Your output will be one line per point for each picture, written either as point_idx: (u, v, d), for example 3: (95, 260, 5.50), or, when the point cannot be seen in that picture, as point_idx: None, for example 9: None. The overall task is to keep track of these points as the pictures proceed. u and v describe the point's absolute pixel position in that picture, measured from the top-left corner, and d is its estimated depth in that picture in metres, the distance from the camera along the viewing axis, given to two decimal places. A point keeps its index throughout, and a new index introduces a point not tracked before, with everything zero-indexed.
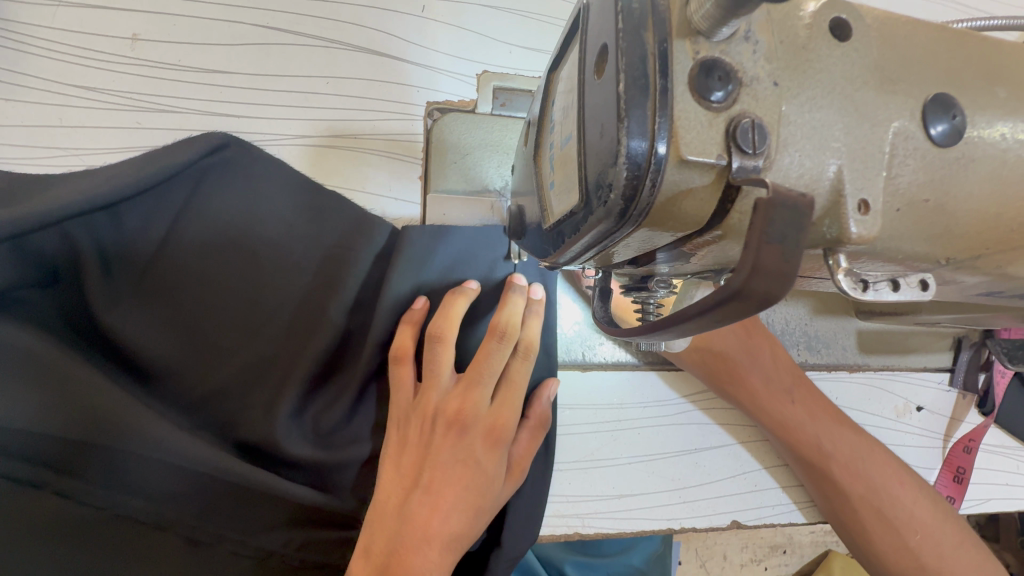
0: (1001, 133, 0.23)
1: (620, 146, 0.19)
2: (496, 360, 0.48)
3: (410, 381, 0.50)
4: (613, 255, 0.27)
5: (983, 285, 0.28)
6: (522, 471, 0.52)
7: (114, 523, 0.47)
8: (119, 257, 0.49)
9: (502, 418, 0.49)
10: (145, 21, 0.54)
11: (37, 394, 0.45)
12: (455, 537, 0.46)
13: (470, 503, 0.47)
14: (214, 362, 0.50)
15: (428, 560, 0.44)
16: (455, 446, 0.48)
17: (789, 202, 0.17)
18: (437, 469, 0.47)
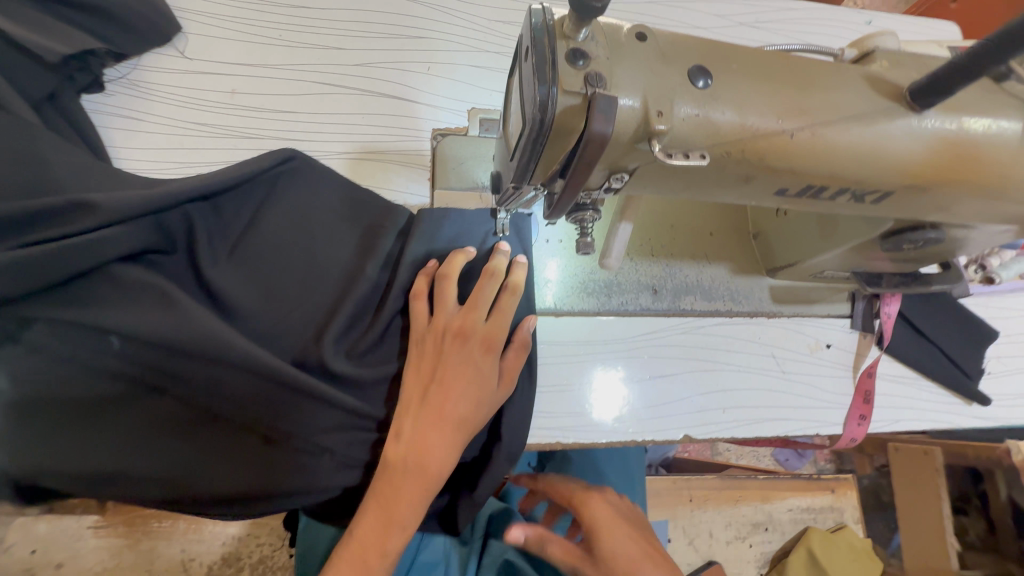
0: (739, 84, 0.45)
1: (536, 91, 0.41)
2: (486, 292, 0.68)
3: (427, 313, 0.69)
4: (548, 168, 0.47)
5: (763, 178, 0.49)
6: (513, 378, 0.69)
7: (216, 421, 0.64)
8: (217, 235, 0.69)
9: (495, 334, 0.67)
10: (240, 81, 0.78)
11: (164, 322, 0.62)
12: (462, 418, 0.64)
13: (473, 396, 0.65)
14: (282, 309, 0.69)
15: (444, 435, 0.63)
16: (460, 353, 0.66)
17: (606, 98, 0.39)
18: (448, 369, 0.65)
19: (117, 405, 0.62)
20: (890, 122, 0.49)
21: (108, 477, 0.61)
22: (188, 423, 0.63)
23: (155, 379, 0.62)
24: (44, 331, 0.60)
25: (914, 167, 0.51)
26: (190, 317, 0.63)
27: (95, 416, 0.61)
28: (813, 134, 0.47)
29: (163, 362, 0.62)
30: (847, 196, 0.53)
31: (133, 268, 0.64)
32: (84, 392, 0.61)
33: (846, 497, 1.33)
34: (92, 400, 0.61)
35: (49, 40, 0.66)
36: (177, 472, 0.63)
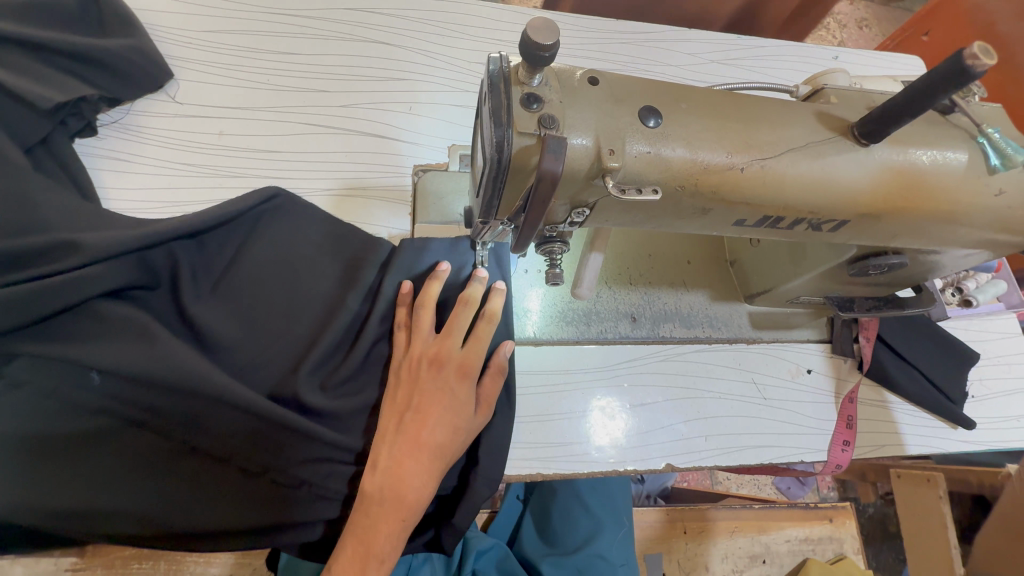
0: (688, 120, 0.48)
1: (492, 133, 0.43)
2: (462, 320, 0.70)
3: (406, 342, 0.71)
4: (508, 204, 0.49)
5: (719, 210, 0.51)
6: (490, 405, 0.70)
7: (191, 456, 0.64)
8: (201, 271, 0.71)
9: (471, 360, 0.68)
10: (228, 123, 0.81)
11: (142, 356, 0.63)
12: (439, 445, 0.64)
13: (450, 422, 0.65)
14: (262, 343, 0.70)
15: (420, 462, 0.63)
16: (436, 379, 0.67)
17: (558, 138, 0.41)
18: (424, 395, 0.66)
19: (94, 441, 0.62)
20: (838, 154, 0.51)
21: (87, 510, 0.62)
22: (164, 458, 0.63)
23: (133, 414, 0.62)
24: (25, 367, 0.62)
25: (865, 196, 0.53)
26: (168, 351, 0.64)
27: (72, 452, 0.62)
28: (763, 168, 0.49)
29: (142, 397, 0.62)
30: (805, 225, 0.55)
31: (118, 304, 0.65)
32: (62, 427, 0.61)
33: (845, 526, 1.30)
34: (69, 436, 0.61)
35: (45, 89, 0.69)
36: (155, 506, 0.63)
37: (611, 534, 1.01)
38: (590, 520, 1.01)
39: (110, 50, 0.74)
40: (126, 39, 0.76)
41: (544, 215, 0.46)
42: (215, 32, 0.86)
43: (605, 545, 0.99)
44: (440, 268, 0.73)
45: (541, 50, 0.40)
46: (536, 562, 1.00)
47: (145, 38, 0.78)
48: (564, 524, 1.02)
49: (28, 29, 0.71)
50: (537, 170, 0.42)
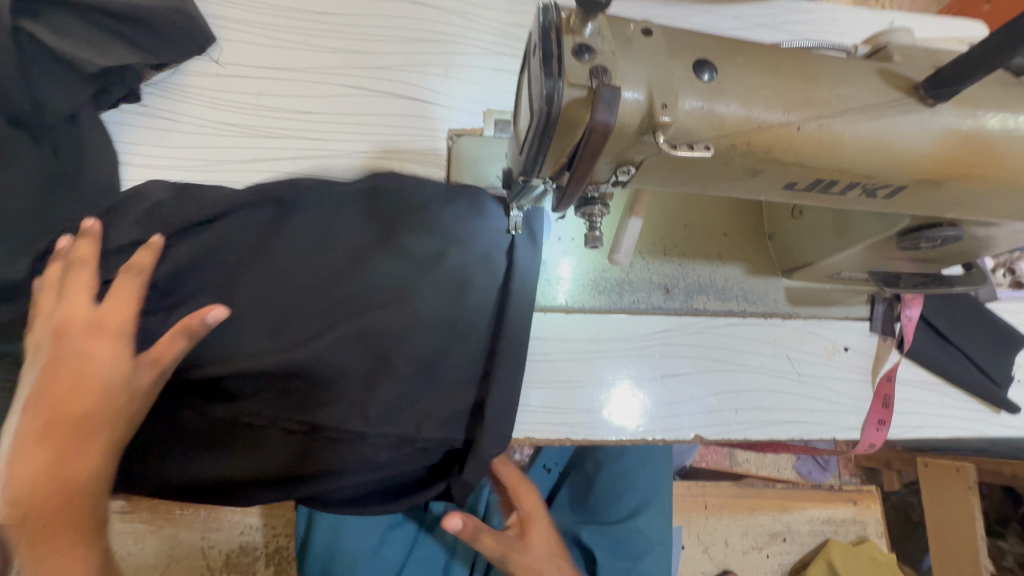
0: (743, 76, 0.46)
1: (542, 85, 0.42)
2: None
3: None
4: (552, 160, 0.48)
5: (770, 171, 0.49)
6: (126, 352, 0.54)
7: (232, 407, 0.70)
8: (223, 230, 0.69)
9: (167, 352, 0.54)
10: (266, 84, 0.81)
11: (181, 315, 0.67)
12: (60, 419, 0.50)
13: (92, 388, 0.52)
14: (293, 305, 0.70)
15: (67, 443, 0.50)
16: (62, 343, 0.53)
17: (610, 90, 0.40)
18: (61, 362, 0.52)
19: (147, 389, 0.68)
20: (900, 115, 0.49)
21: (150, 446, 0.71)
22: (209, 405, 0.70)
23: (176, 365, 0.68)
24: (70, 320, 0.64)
25: (926, 161, 0.51)
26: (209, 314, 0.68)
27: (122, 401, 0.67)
28: (819, 127, 0.47)
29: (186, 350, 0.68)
30: (858, 190, 0.53)
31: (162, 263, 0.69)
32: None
33: (869, 509, 1.29)
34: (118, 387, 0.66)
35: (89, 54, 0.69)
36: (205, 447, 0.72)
37: (653, 510, 1.02)
38: (633, 495, 1.03)
39: (153, 13, 0.73)
40: (169, 0, 0.75)
41: (590, 172, 0.45)
42: None
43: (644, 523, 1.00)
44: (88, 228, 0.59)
45: None
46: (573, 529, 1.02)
47: (191, 4, 0.77)
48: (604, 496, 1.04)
49: None
50: (588, 123, 0.41)
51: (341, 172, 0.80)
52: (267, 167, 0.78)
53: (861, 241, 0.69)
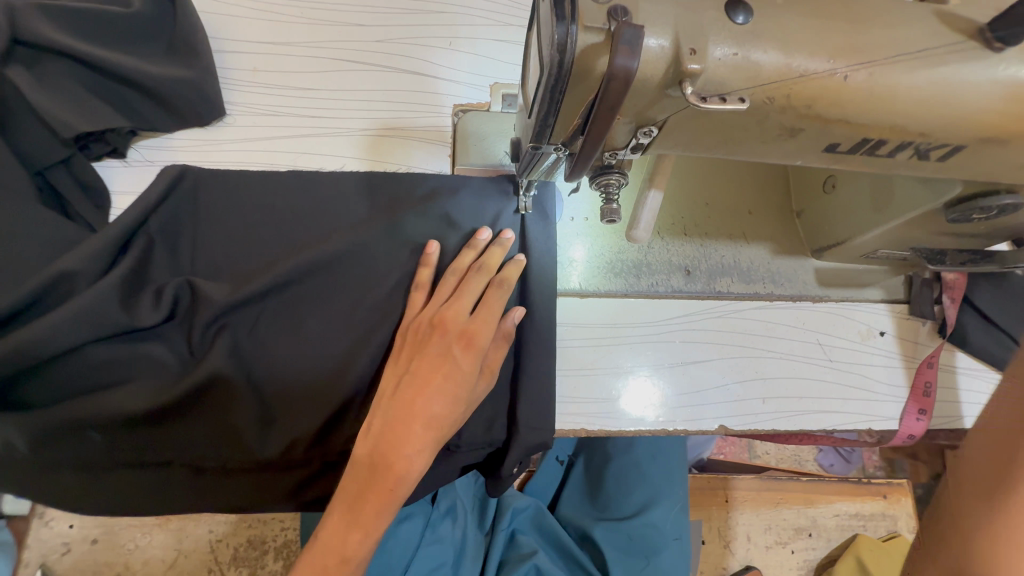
0: (781, 19, 0.40)
1: (553, 31, 0.37)
2: (474, 286, 0.64)
3: (421, 303, 0.65)
4: (564, 120, 0.43)
5: (811, 130, 0.44)
6: (493, 371, 0.64)
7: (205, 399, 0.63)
8: (223, 233, 0.67)
9: None
10: (260, 59, 0.77)
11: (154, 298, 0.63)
12: (434, 417, 0.56)
13: (450, 395, 0.57)
14: (291, 306, 0.65)
15: (414, 433, 0.55)
16: (440, 342, 0.60)
17: (631, 29, 0.35)
18: (425, 359, 0.59)
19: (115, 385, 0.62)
20: (961, 63, 0.43)
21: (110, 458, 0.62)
22: (195, 415, 0.63)
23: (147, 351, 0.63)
24: (39, 335, 0.58)
25: (990, 116, 0.45)
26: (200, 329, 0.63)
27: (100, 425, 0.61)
28: (870, 76, 0.41)
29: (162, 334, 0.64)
30: (910, 151, 0.47)
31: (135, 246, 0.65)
32: (89, 403, 0.61)
33: (900, 503, 1.23)
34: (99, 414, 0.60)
35: (81, 69, 0.66)
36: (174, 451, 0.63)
37: (670, 502, 0.98)
38: (648, 488, 0.99)
39: (161, 81, 0.68)
40: (182, 71, 0.69)
41: (607, 131, 0.40)
42: None
43: (655, 521, 0.95)
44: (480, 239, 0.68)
45: None
46: (588, 526, 0.99)
47: (204, 45, 0.71)
48: (617, 488, 1.00)
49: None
50: (606, 71, 0.36)
51: (341, 151, 0.75)
52: (264, 146, 0.74)
53: (906, 214, 0.63)
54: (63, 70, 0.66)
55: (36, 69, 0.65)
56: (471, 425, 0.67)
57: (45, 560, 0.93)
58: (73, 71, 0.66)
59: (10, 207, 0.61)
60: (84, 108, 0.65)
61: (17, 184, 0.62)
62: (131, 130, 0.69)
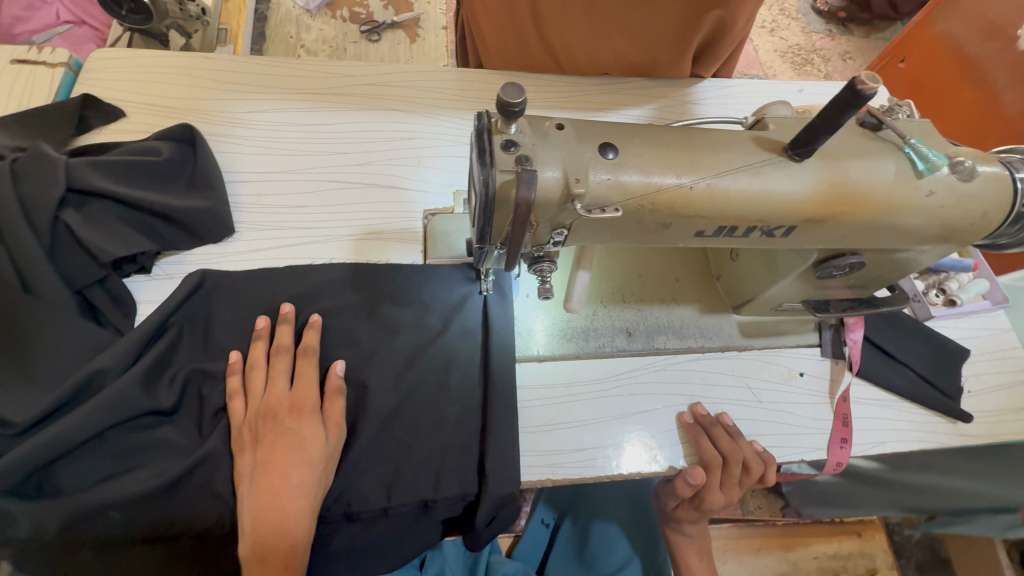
0: (641, 153, 0.58)
1: (479, 173, 0.54)
2: (281, 365, 0.78)
3: (280, 383, 0.77)
4: (497, 229, 0.59)
5: (678, 223, 0.60)
6: (338, 425, 0.76)
7: (211, 476, 0.72)
8: (230, 329, 0.80)
9: (303, 397, 0.76)
10: (264, 185, 0.94)
11: (172, 388, 0.74)
12: (295, 484, 0.70)
13: (301, 460, 0.71)
14: (275, 383, 0.76)
15: (286, 504, 0.69)
16: (294, 421, 0.74)
17: (529, 173, 0.52)
18: (273, 437, 0.73)
19: (134, 468, 0.71)
20: (774, 171, 0.60)
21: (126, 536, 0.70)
22: (201, 491, 0.72)
23: (163, 436, 0.73)
24: (72, 427, 0.68)
25: (805, 205, 0.62)
26: (212, 410, 0.75)
27: (120, 506, 0.69)
28: (709, 185, 0.58)
29: (179, 419, 0.75)
30: (758, 232, 0.64)
31: (156, 345, 0.76)
32: (111, 486, 0.69)
33: (874, 540, 1.28)
34: (117, 494, 0.69)
35: (118, 206, 0.82)
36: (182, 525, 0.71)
37: (649, 555, 1.06)
38: (627, 541, 1.07)
39: (181, 211, 0.83)
40: (201, 202, 0.86)
41: (524, 237, 0.55)
42: (254, 110, 1.00)
43: None
44: (335, 373, 0.78)
45: (512, 107, 0.52)
46: None
47: (219, 181, 0.88)
48: (601, 546, 1.06)
49: (111, 147, 0.87)
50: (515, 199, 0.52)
51: (331, 254, 0.91)
52: (267, 255, 0.89)
53: (789, 274, 0.79)
54: (103, 207, 0.81)
55: (83, 209, 0.80)
56: (451, 483, 0.77)
57: None
58: (112, 208, 0.81)
59: (56, 322, 0.74)
60: (119, 236, 0.80)
61: (62, 302, 0.75)
62: (157, 251, 0.84)
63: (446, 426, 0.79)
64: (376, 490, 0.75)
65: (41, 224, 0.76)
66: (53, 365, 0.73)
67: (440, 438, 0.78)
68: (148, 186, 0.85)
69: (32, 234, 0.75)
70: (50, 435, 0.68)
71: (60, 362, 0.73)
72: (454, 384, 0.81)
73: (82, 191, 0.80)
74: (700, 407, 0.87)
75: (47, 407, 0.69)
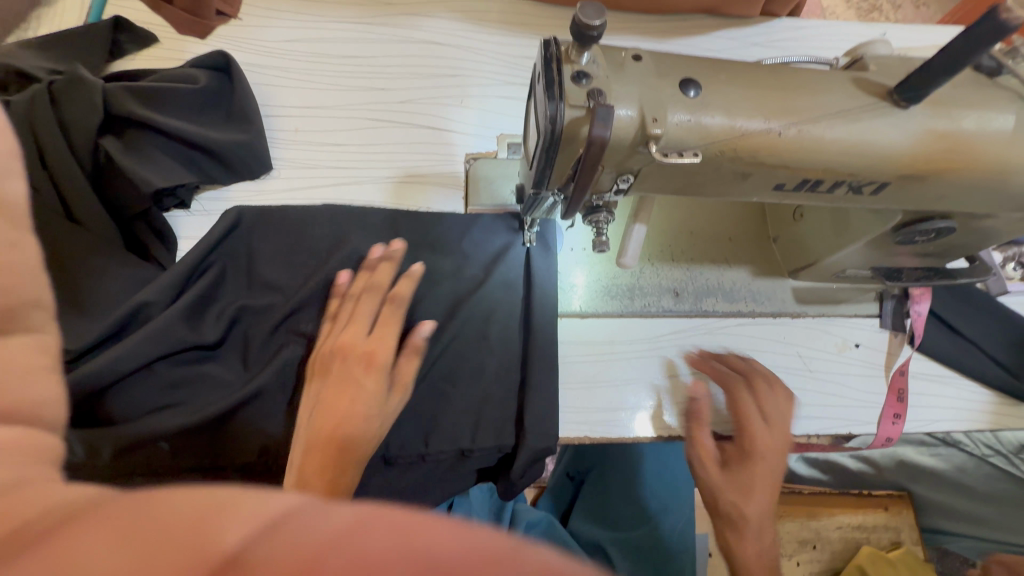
0: (726, 92, 0.51)
1: (546, 107, 0.49)
2: (367, 305, 0.73)
3: (362, 324, 0.71)
4: (560, 171, 0.54)
5: (759, 174, 0.55)
6: (405, 386, 0.70)
7: (255, 412, 0.73)
8: (296, 262, 0.79)
9: (377, 347, 0.69)
10: (301, 121, 0.90)
11: (217, 325, 0.74)
12: (349, 434, 0.62)
13: (359, 409, 0.64)
14: (355, 325, 0.71)
15: (329, 458, 0.60)
16: (360, 364, 0.68)
17: (605, 109, 0.47)
18: (338, 379, 0.67)
19: (182, 400, 0.72)
20: (876, 118, 0.54)
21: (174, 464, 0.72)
22: (244, 425, 0.73)
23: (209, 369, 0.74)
24: (119, 357, 0.69)
25: (904, 159, 0.55)
26: (256, 348, 0.75)
27: (168, 436, 0.71)
28: (800, 132, 0.52)
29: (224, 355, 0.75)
30: (844, 188, 0.58)
31: (198, 281, 0.75)
32: (159, 417, 0.71)
33: (901, 514, 1.25)
34: (165, 426, 0.70)
35: (157, 135, 0.79)
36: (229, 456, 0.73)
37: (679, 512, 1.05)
38: (655, 497, 1.06)
39: (219, 143, 0.80)
40: (239, 135, 0.82)
41: (591, 180, 0.51)
42: (289, 39, 0.94)
43: (655, 534, 1.02)
44: (417, 333, 0.72)
45: (589, 29, 0.46)
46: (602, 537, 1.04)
47: (256, 114, 0.84)
48: (628, 501, 1.07)
49: (146, 74, 0.83)
50: (587, 138, 0.47)
51: (371, 197, 0.87)
52: (306, 195, 0.86)
53: (864, 239, 0.73)
54: (141, 136, 0.78)
55: (123, 136, 0.78)
56: (490, 433, 0.76)
57: None
58: (152, 137, 0.79)
59: (101, 251, 0.74)
60: (159, 166, 0.78)
61: (107, 233, 0.75)
62: (197, 185, 0.82)
63: (487, 379, 0.78)
64: (413, 436, 0.75)
65: (83, 149, 0.75)
66: (100, 296, 0.73)
67: (479, 390, 0.77)
68: (186, 115, 0.82)
69: (75, 160, 0.74)
70: (99, 365, 0.68)
71: (107, 294, 0.73)
72: (494, 336, 0.79)
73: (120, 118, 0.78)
74: (756, 363, 0.79)
75: (96, 339, 0.70)
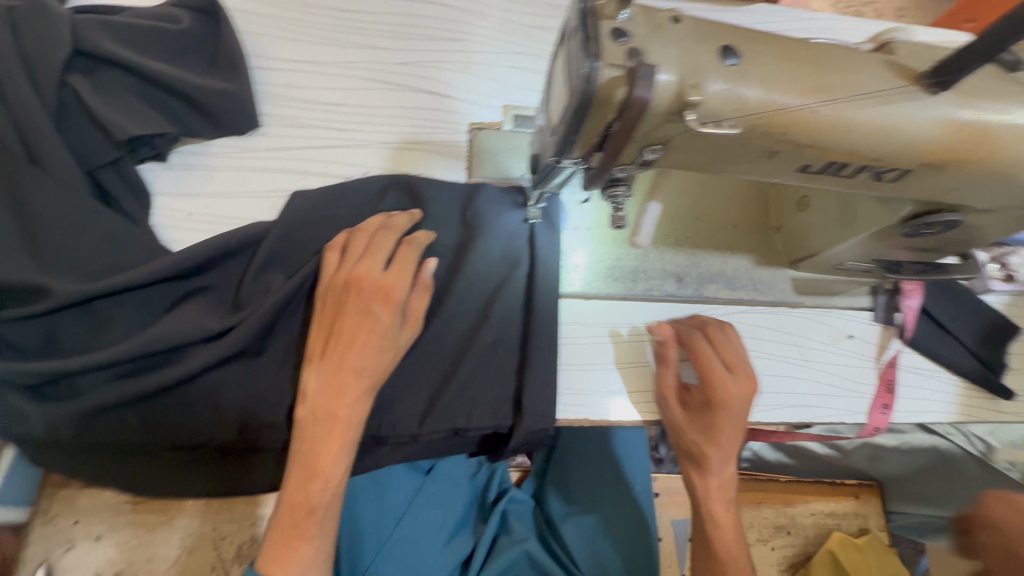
0: (764, 63, 0.49)
1: (582, 64, 0.45)
2: (386, 242, 0.70)
3: (376, 262, 0.68)
4: (587, 137, 0.51)
5: (786, 152, 0.53)
6: (416, 320, 0.69)
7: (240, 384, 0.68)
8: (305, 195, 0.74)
9: (392, 283, 0.67)
10: (293, 76, 0.84)
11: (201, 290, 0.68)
12: (363, 368, 0.65)
13: (375, 346, 0.65)
14: (372, 257, 0.68)
15: (350, 384, 0.64)
16: (369, 301, 0.66)
17: (646, 70, 0.45)
18: (350, 313, 0.66)
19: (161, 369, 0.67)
20: (906, 102, 0.53)
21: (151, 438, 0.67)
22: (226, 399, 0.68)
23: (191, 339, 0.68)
24: None
25: (928, 146, 0.54)
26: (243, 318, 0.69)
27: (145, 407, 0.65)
28: (834, 110, 0.51)
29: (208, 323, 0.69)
30: (866, 173, 0.57)
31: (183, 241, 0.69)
32: (135, 387, 0.65)
33: (869, 502, 1.31)
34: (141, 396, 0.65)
35: (132, 78, 0.72)
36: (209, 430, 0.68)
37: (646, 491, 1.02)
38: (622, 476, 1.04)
39: (202, 92, 0.73)
40: (223, 83, 0.75)
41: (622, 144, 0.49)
42: None
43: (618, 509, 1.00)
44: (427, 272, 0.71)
45: None
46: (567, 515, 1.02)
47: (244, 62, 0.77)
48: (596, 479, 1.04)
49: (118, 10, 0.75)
50: (625, 100, 0.45)
51: (368, 162, 0.82)
52: (298, 156, 0.80)
53: (870, 232, 0.73)
54: (116, 79, 0.72)
55: (93, 76, 0.71)
56: (487, 413, 0.73)
57: (47, 557, 0.93)
58: (128, 79, 0.72)
59: (65, 200, 0.67)
60: (133, 112, 0.71)
61: (73, 180, 0.68)
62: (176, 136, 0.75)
63: (492, 356, 0.75)
64: (407, 414, 0.72)
65: (47, 86, 0.67)
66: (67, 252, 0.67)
67: (479, 369, 0.74)
68: (166, 59, 0.75)
69: (35, 96, 0.66)
70: None
71: (74, 249, 0.67)
72: (497, 316, 0.76)
73: (90, 55, 0.70)
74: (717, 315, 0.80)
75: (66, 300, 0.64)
